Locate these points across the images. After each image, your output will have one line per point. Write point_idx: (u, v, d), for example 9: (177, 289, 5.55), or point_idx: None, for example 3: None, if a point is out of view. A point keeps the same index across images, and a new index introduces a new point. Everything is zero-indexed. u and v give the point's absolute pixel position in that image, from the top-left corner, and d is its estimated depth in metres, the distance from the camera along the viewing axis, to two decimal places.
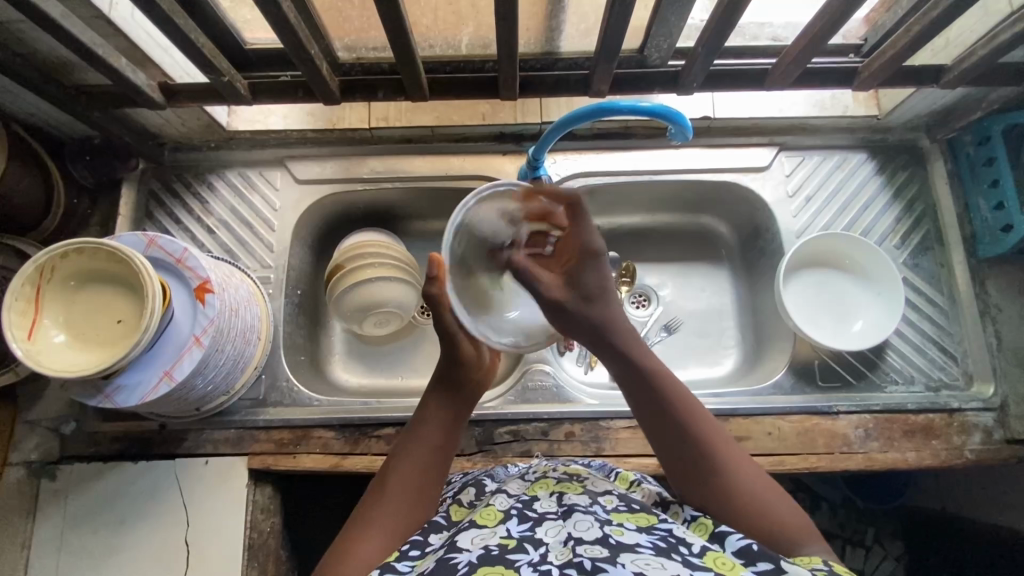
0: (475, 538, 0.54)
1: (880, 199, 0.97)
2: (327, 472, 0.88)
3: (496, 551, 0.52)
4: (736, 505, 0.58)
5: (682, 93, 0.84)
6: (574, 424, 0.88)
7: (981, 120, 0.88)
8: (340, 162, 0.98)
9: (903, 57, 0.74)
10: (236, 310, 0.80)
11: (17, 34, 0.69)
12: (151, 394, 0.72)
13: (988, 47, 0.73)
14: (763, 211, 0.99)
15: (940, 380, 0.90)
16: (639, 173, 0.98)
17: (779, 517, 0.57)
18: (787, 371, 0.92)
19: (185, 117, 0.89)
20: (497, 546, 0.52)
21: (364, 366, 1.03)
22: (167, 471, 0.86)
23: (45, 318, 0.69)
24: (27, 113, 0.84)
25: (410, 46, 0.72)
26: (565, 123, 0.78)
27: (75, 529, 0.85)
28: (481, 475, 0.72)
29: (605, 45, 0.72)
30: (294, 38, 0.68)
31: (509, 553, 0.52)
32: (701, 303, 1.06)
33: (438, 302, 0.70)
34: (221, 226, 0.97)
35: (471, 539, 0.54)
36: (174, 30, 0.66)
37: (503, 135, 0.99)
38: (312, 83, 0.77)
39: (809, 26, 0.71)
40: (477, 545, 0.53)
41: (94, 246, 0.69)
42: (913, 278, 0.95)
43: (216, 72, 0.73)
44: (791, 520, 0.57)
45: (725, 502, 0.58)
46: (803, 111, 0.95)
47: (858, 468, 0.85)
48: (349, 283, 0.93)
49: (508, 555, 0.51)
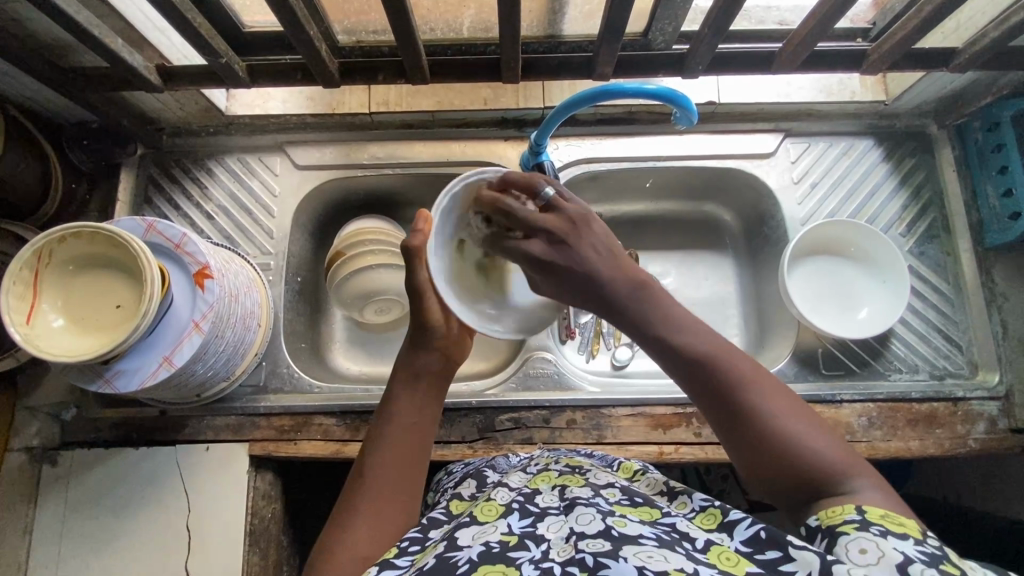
0: (475, 533, 0.54)
1: (887, 185, 0.96)
2: (329, 459, 0.88)
3: (497, 548, 0.52)
4: (786, 462, 0.50)
5: (688, 76, 0.82)
6: (576, 412, 0.87)
7: (989, 106, 0.88)
8: (340, 148, 0.97)
9: (912, 40, 0.73)
10: (236, 296, 0.79)
11: (11, 14, 0.68)
12: (151, 379, 0.71)
13: (999, 29, 0.71)
14: (769, 199, 0.98)
15: (944, 368, 0.90)
16: (643, 160, 0.96)
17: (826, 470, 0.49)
18: (790, 359, 0.91)
19: (183, 101, 0.88)
20: (498, 543, 0.52)
21: (365, 353, 1.03)
22: (168, 457, 0.86)
23: (44, 303, 0.69)
24: (23, 96, 0.83)
25: (411, 29, 0.70)
26: (566, 108, 0.78)
27: (76, 514, 0.85)
28: (483, 466, 0.73)
29: (609, 25, 0.71)
30: (293, 19, 0.66)
31: (511, 550, 0.51)
32: (703, 291, 1.05)
33: (416, 255, 0.65)
34: (221, 212, 0.96)
35: (471, 535, 0.54)
36: (170, 9, 0.64)
37: (506, 120, 0.97)
38: (311, 66, 0.76)
39: (816, 9, 0.70)
40: (478, 541, 0.53)
41: (92, 230, 0.68)
42: (919, 265, 0.94)
43: (214, 54, 0.72)
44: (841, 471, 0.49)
45: (780, 467, 0.50)
46: (810, 96, 0.93)
47: (861, 457, 0.84)
48: (347, 271, 0.92)
49: (508, 553, 0.51)
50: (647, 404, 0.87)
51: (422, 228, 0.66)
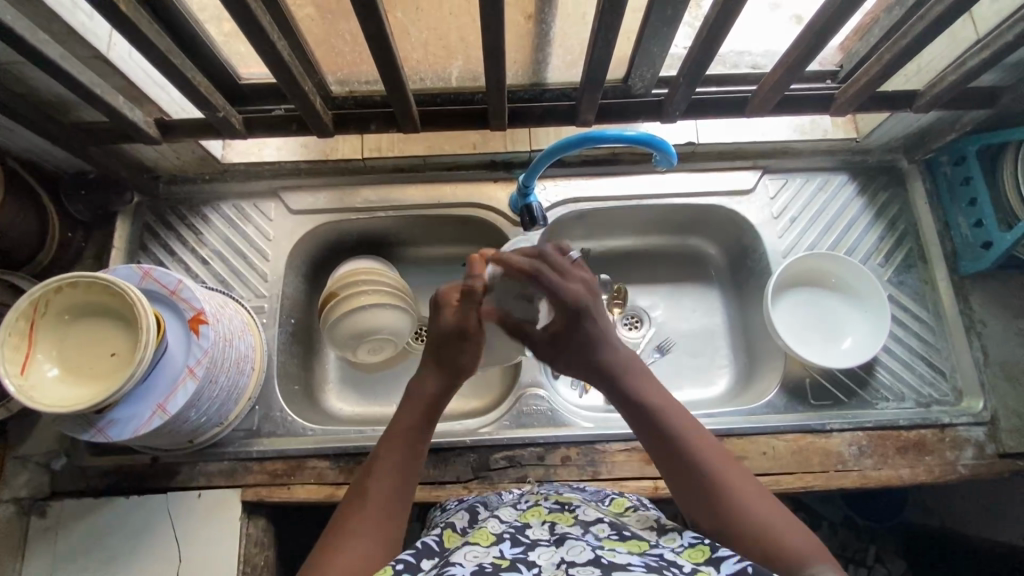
0: (468, 554, 0.54)
1: (863, 218, 0.99)
2: (323, 503, 0.87)
3: (490, 568, 0.52)
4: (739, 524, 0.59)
5: (666, 120, 0.86)
6: (570, 448, 0.87)
7: (955, 141, 0.91)
8: (334, 192, 1.00)
9: (876, 83, 0.77)
10: (230, 340, 0.80)
11: (15, 74, 0.70)
12: (144, 427, 0.71)
13: (957, 72, 0.75)
14: (750, 232, 1.01)
15: (930, 396, 0.91)
16: (628, 198, 1.00)
17: (779, 540, 0.57)
18: (779, 391, 0.92)
19: (181, 151, 0.91)
20: (490, 564, 0.52)
21: (358, 394, 1.03)
22: (160, 504, 0.85)
23: (38, 352, 0.69)
24: (23, 150, 0.85)
25: (402, 81, 0.74)
26: (554, 151, 0.81)
27: (63, 566, 0.83)
28: (474, 502, 0.72)
29: (590, 74, 0.74)
30: (288, 76, 0.70)
31: (503, 570, 0.52)
32: (692, 323, 1.07)
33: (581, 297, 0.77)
34: (216, 257, 0.97)
35: (464, 556, 0.54)
36: (172, 70, 0.67)
37: (495, 163, 1.01)
38: (306, 117, 0.79)
39: (784, 57, 0.74)
40: (470, 562, 0.53)
41: (90, 281, 0.70)
42: (899, 294, 0.96)
43: (212, 109, 0.75)
44: (790, 542, 0.57)
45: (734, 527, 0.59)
46: (786, 135, 0.98)
47: (854, 486, 0.85)
48: (341, 313, 0.93)
49: (501, 572, 0.51)
50: (641, 439, 0.87)
51: (478, 270, 0.77)
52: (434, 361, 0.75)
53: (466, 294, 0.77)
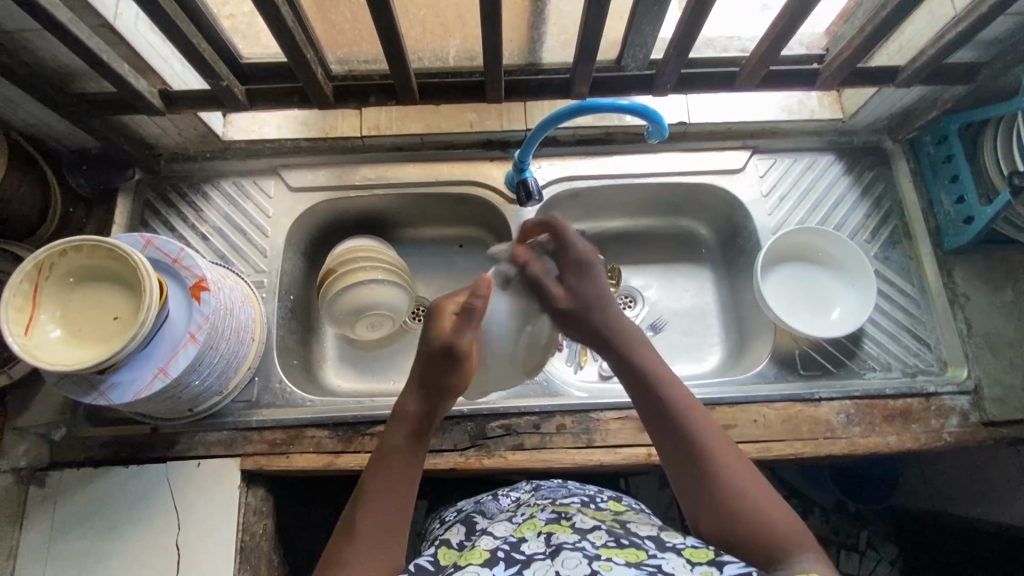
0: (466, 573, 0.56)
1: (849, 196, 1.02)
2: (321, 472, 0.88)
3: None
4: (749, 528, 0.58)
5: (657, 95, 0.88)
6: (564, 416, 0.89)
7: (938, 120, 0.94)
8: (332, 170, 1.02)
9: (858, 56, 0.80)
10: (231, 309, 0.81)
11: (23, 42, 0.71)
12: (147, 389, 0.72)
13: (935, 47, 0.79)
14: (740, 211, 1.03)
15: (916, 366, 0.94)
16: (619, 176, 1.02)
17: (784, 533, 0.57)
18: (769, 361, 0.95)
19: (182, 126, 0.93)
20: None
21: (355, 370, 1.04)
22: (160, 472, 0.86)
23: (43, 314, 0.70)
24: (26, 124, 0.86)
25: (402, 54, 0.76)
26: (546, 125, 0.83)
27: (63, 535, 0.84)
28: (473, 513, 0.77)
29: (583, 47, 0.76)
30: (291, 42, 0.71)
31: None
32: (684, 302, 1.09)
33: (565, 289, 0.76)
34: (216, 233, 0.99)
35: None
36: (177, 36, 0.69)
37: (491, 142, 1.03)
38: (307, 88, 0.81)
39: (766, 33, 0.77)
40: None
41: (93, 244, 0.71)
42: (885, 269, 0.99)
43: (215, 77, 0.76)
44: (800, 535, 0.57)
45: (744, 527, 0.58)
46: (772, 115, 1.01)
47: (842, 452, 0.87)
48: (339, 287, 0.95)
49: None
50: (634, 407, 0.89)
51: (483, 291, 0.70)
52: (417, 379, 0.70)
53: (467, 313, 0.70)
